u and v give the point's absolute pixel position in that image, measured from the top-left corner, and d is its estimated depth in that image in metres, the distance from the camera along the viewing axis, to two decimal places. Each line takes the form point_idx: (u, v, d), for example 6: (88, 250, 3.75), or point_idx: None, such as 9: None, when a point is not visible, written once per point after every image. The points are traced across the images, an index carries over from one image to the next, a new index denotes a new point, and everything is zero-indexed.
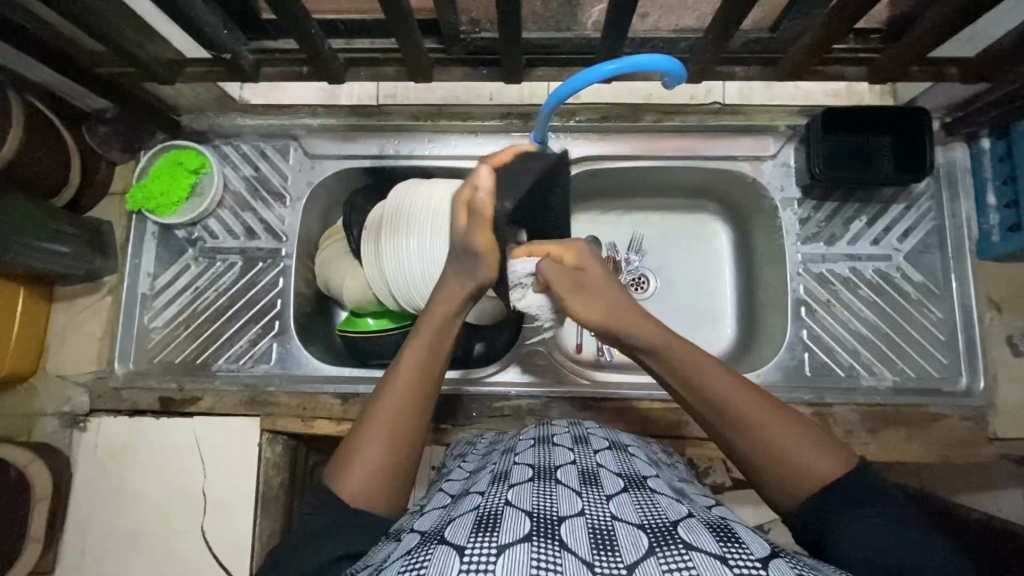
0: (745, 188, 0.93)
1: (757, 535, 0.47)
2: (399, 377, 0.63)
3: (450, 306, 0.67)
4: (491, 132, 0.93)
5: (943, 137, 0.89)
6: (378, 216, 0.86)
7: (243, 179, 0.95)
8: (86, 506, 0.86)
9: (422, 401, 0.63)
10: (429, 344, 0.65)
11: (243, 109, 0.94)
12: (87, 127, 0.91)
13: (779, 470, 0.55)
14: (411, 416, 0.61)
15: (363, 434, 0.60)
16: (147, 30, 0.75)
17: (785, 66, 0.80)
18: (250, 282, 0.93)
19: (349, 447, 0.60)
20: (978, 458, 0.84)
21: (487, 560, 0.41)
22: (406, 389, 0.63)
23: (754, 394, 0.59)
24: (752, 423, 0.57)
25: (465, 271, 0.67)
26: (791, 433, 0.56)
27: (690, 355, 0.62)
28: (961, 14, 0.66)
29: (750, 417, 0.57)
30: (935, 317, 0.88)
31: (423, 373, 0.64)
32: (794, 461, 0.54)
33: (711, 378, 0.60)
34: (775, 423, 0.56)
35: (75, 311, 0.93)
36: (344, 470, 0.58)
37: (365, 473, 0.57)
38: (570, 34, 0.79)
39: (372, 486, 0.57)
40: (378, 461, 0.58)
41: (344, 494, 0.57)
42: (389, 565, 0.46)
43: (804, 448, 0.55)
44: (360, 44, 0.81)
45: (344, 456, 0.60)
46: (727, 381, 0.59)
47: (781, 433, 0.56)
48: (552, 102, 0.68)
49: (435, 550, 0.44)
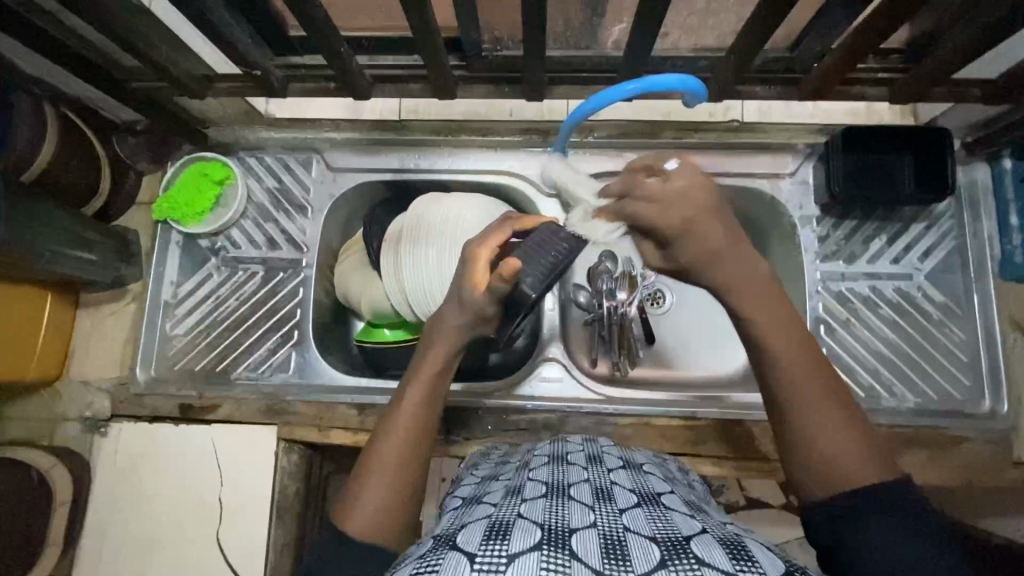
0: (764, 205, 0.93)
1: (771, 554, 0.46)
2: (400, 413, 0.64)
3: (449, 345, 0.67)
4: (510, 146, 0.94)
5: (964, 157, 0.89)
6: (397, 229, 0.87)
7: (266, 191, 0.96)
8: (104, 511, 0.87)
9: (427, 433, 0.64)
10: (429, 380, 0.66)
11: (269, 123, 0.97)
12: (118, 137, 0.95)
13: (820, 461, 0.52)
14: (415, 448, 0.62)
15: (372, 470, 0.60)
16: (182, 47, 0.77)
17: (807, 87, 0.80)
18: (271, 291, 0.94)
19: (358, 484, 0.60)
20: (1000, 482, 0.83)
21: (497, 568, 0.41)
22: (408, 422, 0.63)
23: (821, 372, 0.55)
24: (811, 403, 0.54)
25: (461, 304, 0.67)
26: (842, 426, 0.53)
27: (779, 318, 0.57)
28: (982, 38, 0.66)
29: (809, 397, 0.54)
30: (957, 337, 0.87)
31: (423, 407, 0.64)
32: (839, 455, 0.52)
33: (789, 347, 0.56)
34: (829, 409, 0.54)
35: (100, 317, 0.95)
36: (354, 505, 0.58)
37: (372, 506, 0.57)
38: (589, 53, 0.81)
39: (381, 519, 0.57)
40: (387, 493, 0.58)
41: (356, 529, 0.56)
42: (401, 569, 0.46)
43: (850, 442, 0.52)
44: (385, 61, 0.83)
45: (353, 493, 0.59)
46: (795, 350, 0.56)
47: (831, 425, 0.53)
48: (576, 118, 0.68)
49: (447, 556, 0.44)
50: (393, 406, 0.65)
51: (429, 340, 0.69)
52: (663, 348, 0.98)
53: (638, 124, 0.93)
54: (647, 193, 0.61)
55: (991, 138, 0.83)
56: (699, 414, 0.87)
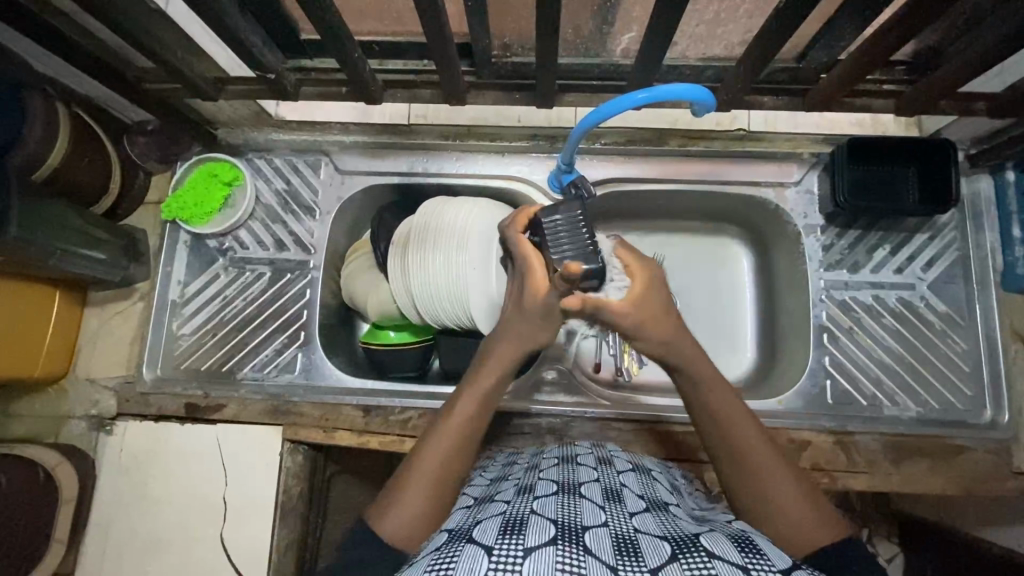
0: (768, 214, 0.94)
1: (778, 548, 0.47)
2: (453, 418, 0.64)
3: (509, 361, 0.68)
4: (518, 152, 0.95)
5: (968, 168, 0.90)
6: (404, 232, 0.88)
7: (275, 193, 0.97)
8: (109, 509, 0.87)
9: (470, 448, 0.64)
10: (486, 389, 0.66)
11: (278, 125, 0.98)
12: (128, 138, 0.95)
13: (775, 525, 0.56)
14: (457, 461, 0.62)
15: (411, 478, 0.60)
16: (195, 50, 0.78)
17: (812, 98, 0.82)
18: (278, 292, 0.95)
19: (396, 488, 0.60)
20: (1001, 492, 0.83)
21: (514, 561, 0.42)
22: (461, 429, 0.64)
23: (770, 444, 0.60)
24: (760, 471, 0.58)
25: (531, 332, 0.69)
26: (794, 491, 0.57)
27: (727, 405, 0.62)
28: (988, 53, 0.67)
29: (759, 463, 0.59)
30: (959, 348, 0.88)
31: (471, 421, 0.64)
32: (790, 519, 0.56)
33: (741, 423, 0.61)
34: (778, 473, 0.58)
35: (107, 315, 0.96)
36: (388, 510, 0.58)
37: (410, 513, 0.58)
38: (599, 61, 0.83)
39: (415, 526, 0.57)
40: (424, 505, 0.58)
41: (389, 535, 0.56)
42: (418, 561, 0.46)
43: (803, 505, 0.56)
44: (394, 66, 0.84)
45: (391, 498, 0.59)
46: (745, 423, 0.61)
47: (789, 488, 0.57)
48: (586, 126, 0.69)
49: (463, 549, 0.44)
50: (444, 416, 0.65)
51: (490, 353, 0.69)
52: None
53: (646, 133, 0.94)
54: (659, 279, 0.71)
55: (994, 151, 0.85)
56: None
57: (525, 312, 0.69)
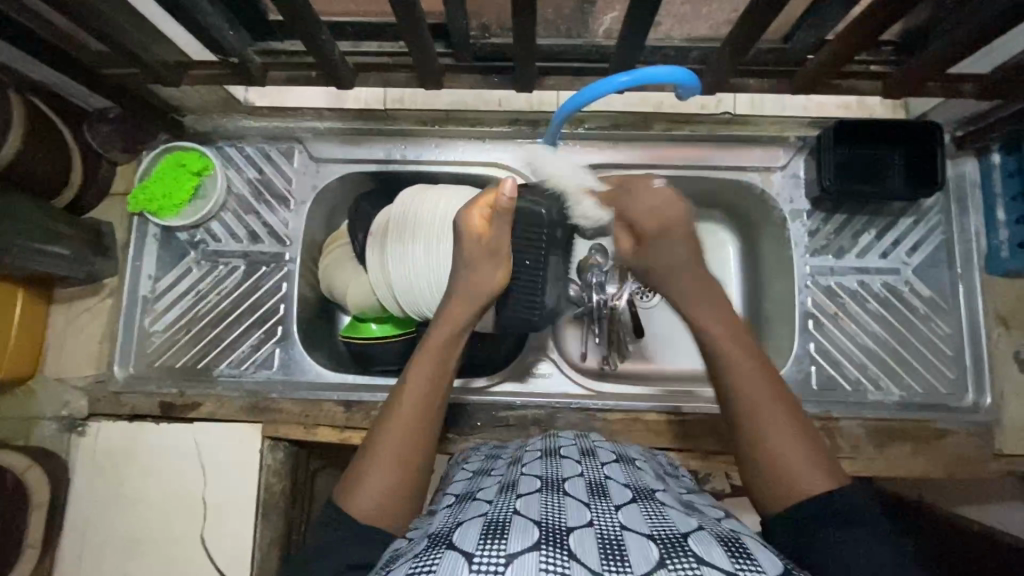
0: (753, 199, 0.93)
1: (768, 552, 0.46)
2: (409, 388, 0.65)
3: (462, 318, 0.69)
4: (500, 137, 0.92)
5: (954, 151, 0.89)
6: (384, 221, 0.85)
7: (247, 182, 0.93)
8: (84, 513, 0.85)
9: (432, 415, 0.64)
10: (438, 354, 0.67)
11: (248, 112, 0.93)
12: (88, 126, 0.90)
13: (777, 471, 0.57)
14: (422, 434, 0.62)
15: (375, 453, 0.61)
16: (155, 33, 0.74)
17: (800, 80, 0.80)
18: (253, 287, 0.92)
19: (362, 466, 0.60)
20: (981, 474, 0.84)
21: (496, 569, 0.41)
22: (418, 399, 0.64)
23: (776, 391, 0.61)
24: (762, 415, 0.60)
25: (484, 268, 0.70)
26: (797, 442, 0.58)
27: (738, 356, 0.63)
28: (978, 33, 0.65)
29: (761, 414, 0.60)
30: (943, 332, 0.88)
31: (430, 392, 0.65)
32: (791, 468, 0.57)
33: (742, 375, 0.62)
34: (783, 424, 0.59)
35: (75, 313, 0.92)
36: (355, 488, 0.58)
37: (378, 487, 0.58)
38: (580, 42, 0.79)
39: (385, 501, 0.57)
40: (392, 478, 0.59)
41: (359, 512, 0.57)
42: (397, 567, 0.45)
43: (803, 458, 0.57)
44: (368, 48, 0.80)
45: (357, 475, 0.60)
46: (755, 378, 0.62)
47: (785, 446, 0.58)
48: (566, 112, 0.66)
49: (444, 555, 0.43)
50: (398, 389, 0.66)
51: (439, 315, 0.70)
52: (650, 341, 0.98)
53: (630, 116, 0.91)
54: (644, 199, 0.69)
55: (979, 133, 0.84)
56: (688, 409, 0.87)
57: (468, 260, 0.70)
